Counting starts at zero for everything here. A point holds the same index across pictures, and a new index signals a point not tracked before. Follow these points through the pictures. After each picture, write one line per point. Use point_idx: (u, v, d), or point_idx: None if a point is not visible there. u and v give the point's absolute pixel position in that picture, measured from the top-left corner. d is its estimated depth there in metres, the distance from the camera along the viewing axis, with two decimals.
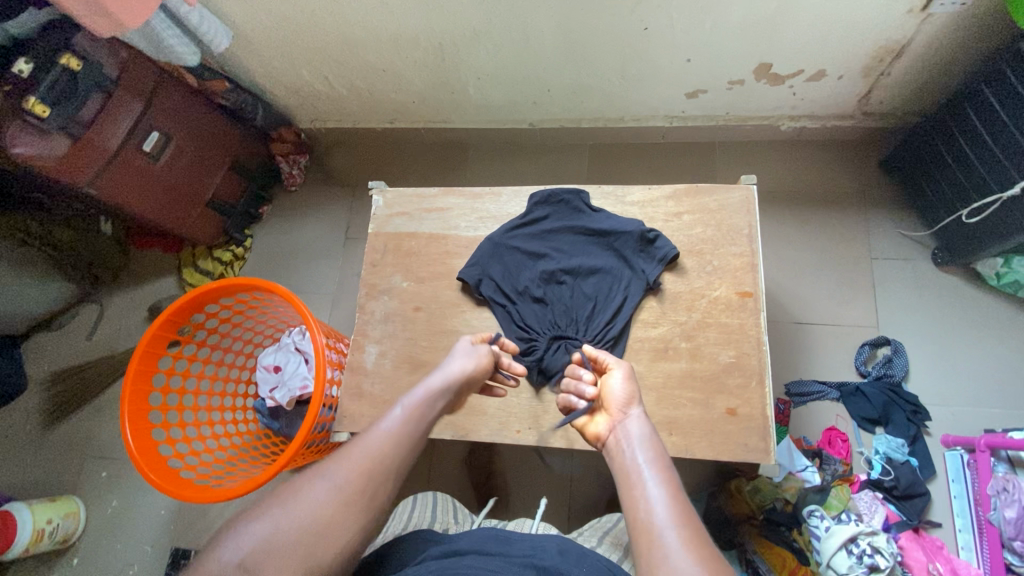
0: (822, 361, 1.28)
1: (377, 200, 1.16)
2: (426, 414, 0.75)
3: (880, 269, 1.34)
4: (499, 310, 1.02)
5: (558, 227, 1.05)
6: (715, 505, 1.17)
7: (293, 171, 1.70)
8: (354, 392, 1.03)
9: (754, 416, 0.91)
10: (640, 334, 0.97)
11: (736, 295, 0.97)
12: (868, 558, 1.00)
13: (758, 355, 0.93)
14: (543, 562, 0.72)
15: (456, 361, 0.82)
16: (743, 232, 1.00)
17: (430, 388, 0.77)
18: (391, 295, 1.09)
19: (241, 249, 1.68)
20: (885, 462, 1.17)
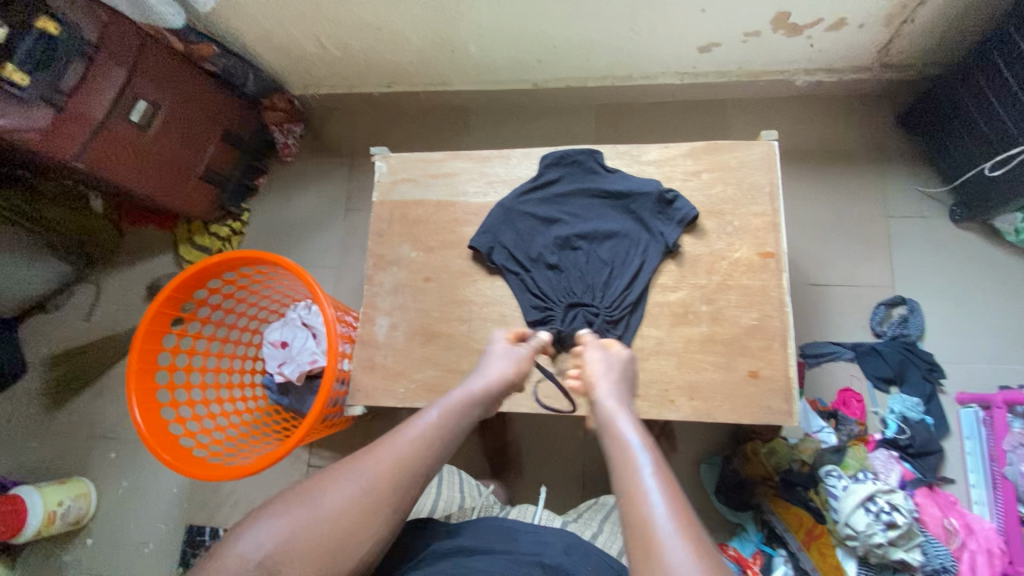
0: (837, 323, 1.27)
1: (380, 167, 1.11)
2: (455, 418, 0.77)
3: (896, 228, 1.31)
4: (513, 278, 0.99)
5: (572, 190, 1.01)
6: (730, 469, 1.18)
7: (288, 141, 1.63)
8: (367, 365, 1.01)
9: (776, 378, 0.89)
10: (659, 299, 0.95)
11: (758, 255, 0.94)
12: (886, 515, 1.00)
13: (780, 316, 0.91)
14: (550, 560, 0.80)
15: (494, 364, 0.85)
16: (764, 190, 0.97)
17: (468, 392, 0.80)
18: (400, 265, 1.05)
19: (239, 223, 1.63)
20: (901, 421, 1.17)
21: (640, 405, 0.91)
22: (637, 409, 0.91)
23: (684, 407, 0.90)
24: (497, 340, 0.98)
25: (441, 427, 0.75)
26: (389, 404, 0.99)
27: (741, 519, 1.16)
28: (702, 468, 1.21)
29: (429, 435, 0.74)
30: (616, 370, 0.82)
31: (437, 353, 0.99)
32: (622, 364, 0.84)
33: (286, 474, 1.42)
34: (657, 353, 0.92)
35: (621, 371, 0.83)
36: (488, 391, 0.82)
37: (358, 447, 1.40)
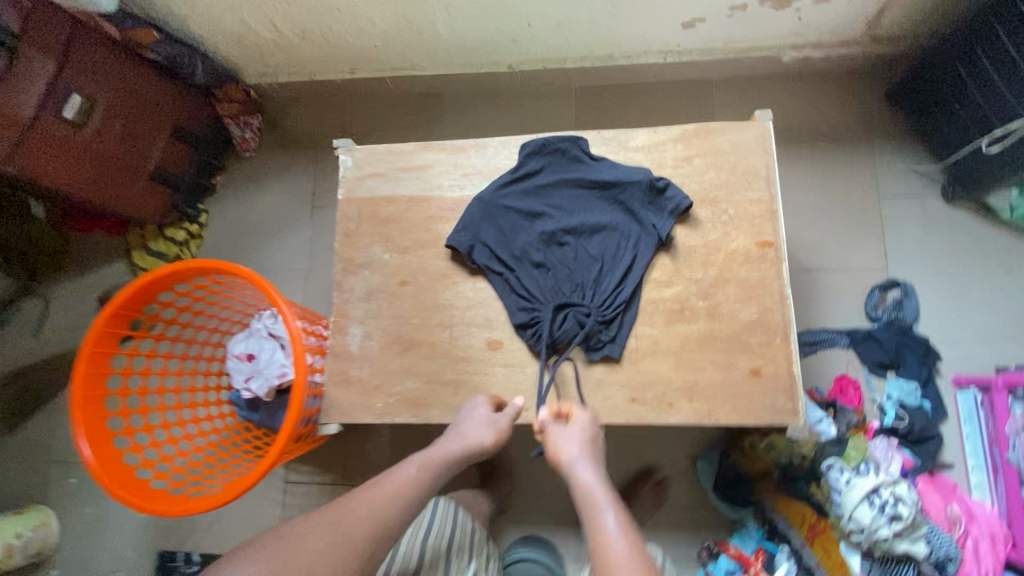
0: (832, 308, 1.23)
1: (345, 161, 1.02)
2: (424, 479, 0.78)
3: (887, 208, 1.27)
4: (496, 279, 0.92)
5: (556, 180, 0.94)
6: (729, 465, 1.14)
7: (246, 135, 1.53)
8: (341, 380, 0.93)
9: (780, 375, 0.84)
10: (654, 296, 0.88)
11: (756, 245, 0.88)
12: (891, 508, 0.96)
13: (781, 309, 0.86)
14: None
15: (463, 422, 0.82)
16: (759, 174, 0.91)
17: (443, 454, 0.80)
18: (372, 269, 0.96)
19: (196, 226, 1.51)
20: (899, 408, 1.14)
21: (638, 410, 0.85)
22: (634, 415, 0.85)
23: (684, 411, 0.84)
24: (481, 347, 0.91)
25: (417, 487, 0.76)
26: (368, 421, 0.91)
27: (741, 515, 1.13)
28: (699, 465, 1.17)
29: (409, 487, 0.76)
30: (584, 447, 0.76)
31: (416, 363, 0.92)
32: (590, 435, 0.78)
33: (262, 493, 1.34)
34: (653, 354, 0.86)
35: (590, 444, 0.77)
36: (460, 453, 0.80)
37: (338, 460, 1.32)
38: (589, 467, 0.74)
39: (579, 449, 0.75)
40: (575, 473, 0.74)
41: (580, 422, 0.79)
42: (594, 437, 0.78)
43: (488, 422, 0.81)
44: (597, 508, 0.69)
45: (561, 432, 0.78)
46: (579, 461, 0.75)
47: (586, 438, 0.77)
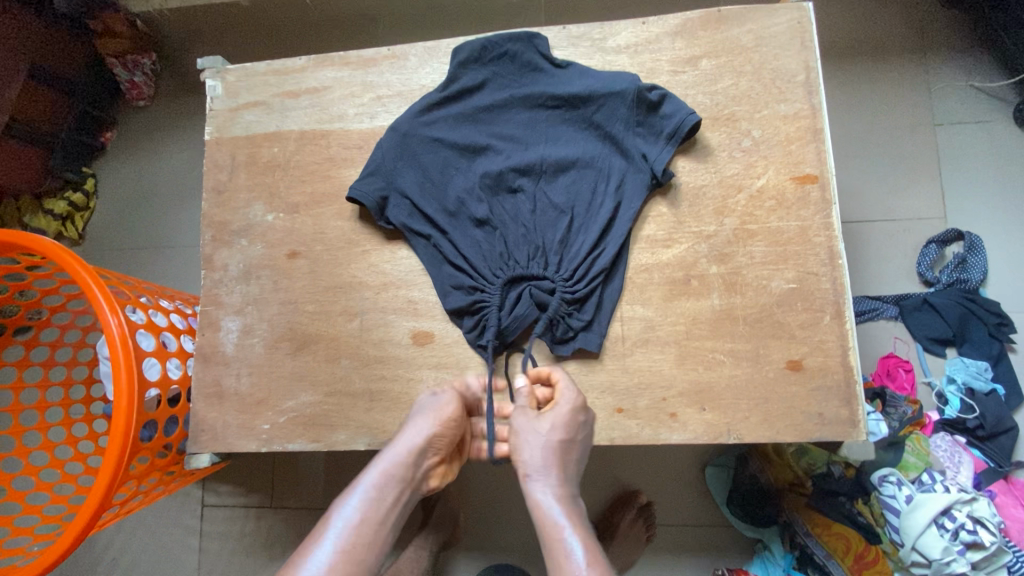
0: (876, 271, 0.96)
1: (214, 86, 0.72)
2: (377, 516, 0.52)
3: (946, 139, 0.99)
4: (421, 244, 0.65)
5: (503, 99, 0.65)
6: (747, 474, 0.88)
7: (135, 78, 1.10)
8: (213, 394, 0.66)
9: (830, 370, 0.58)
10: (646, 261, 0.61)
11: (792, 181, 0.61)
12: (967, 534, 0.73)
13: (831, 274, 0.59)
14: None
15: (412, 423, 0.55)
16: (797, 79, 0.62)
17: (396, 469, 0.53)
18: (251, 237, 0.69)
19: (81, 194, 1.12)
20: (965, 396, 0.87)
21: (625, 425, 0.59)
22: (621, 432, 0.59)
23: (692, 425, 0.58)
24: (403, 342, 0.64)
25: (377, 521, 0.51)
26: (249, 450, 0.65)
27: (763, 536, 0.87)
28: (710, 473, 0.91)
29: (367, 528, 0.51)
30: (556, 452, 0.54)
31: (314, 367, 0.65)
32: (568, 435, 0.55)
33: (159, 533, 1.03)
34: (646, 344, 0.60)
35: (567, 448, 0.55)
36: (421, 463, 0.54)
37: (263, 477, 1.02)
38: (554, 477, 0.54)
39: (544, 458, 0.54)
40: (540, 494, 0.54)
41: (561, 409, 0.55)
42: (581, 434, 0.56)
43: (434, 413, 0.55)
44: (559, 548, 0.51)
45: (527, 426, 0.55)
46: (543, 476, 0.54)
47: (559, 439, 0.54)
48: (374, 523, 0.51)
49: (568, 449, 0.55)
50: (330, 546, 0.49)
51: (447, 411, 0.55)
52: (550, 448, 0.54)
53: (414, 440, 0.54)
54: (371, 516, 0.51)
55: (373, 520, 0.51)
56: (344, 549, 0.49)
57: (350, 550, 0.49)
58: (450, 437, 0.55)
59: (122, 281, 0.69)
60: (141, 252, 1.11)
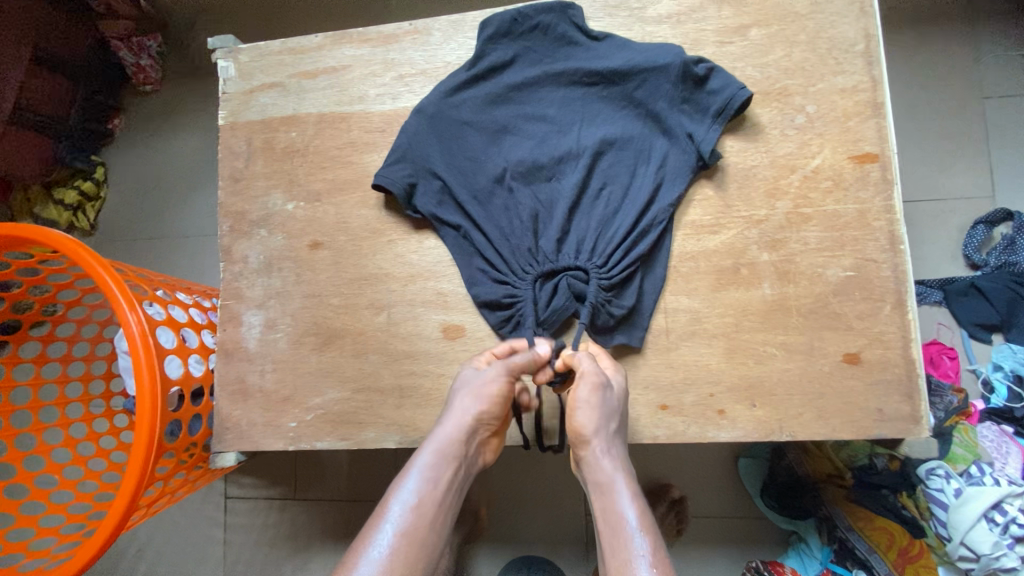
0: (921, 254, 0.91)
1: (226, 67, 0.68)
2: (430, 495, 0.48)
3: (996, 111, 0.93)
4: (451, 234, 0.61)
5: (535, 75, 0.61)
6: (783, 466, 0.85)
7: (141, 61, 1.07)
8: (237, 391, 0.64)
9: (890, 364, 0.54)
10: (691, 248, 0.58)
11: (850, 161, 0.56)
12: (1018, 528, 0.71)
13: (892, 261, 0.55)
14: None
15: (459, 404, 0.52)
16: (855, 49, 0.57)
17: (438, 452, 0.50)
18: (270, 227, 0.66)
19: (91, 183, 1.08)
20: (1013, 384, 0.83)
21: (670, 423, 0.56)
22: (664, 430, 0.56)
23: (741, 422, 0.55)
24: (433, 336, 0.61)
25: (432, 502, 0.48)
26: (276, 448, 0.63)
27: (798, 528, 0.84)
28: (743, 465, 0.88)
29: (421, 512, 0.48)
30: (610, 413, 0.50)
31: (340, 363, 0.62)
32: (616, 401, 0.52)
33: (182, 527, 1.02)
34: (692, 337, 0.57)
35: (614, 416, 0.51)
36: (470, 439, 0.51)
37: (286, 468, 1.01)
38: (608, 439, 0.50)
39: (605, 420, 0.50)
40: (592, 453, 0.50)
41: (583, 396, 0.50)
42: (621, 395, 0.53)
43: (479, 388, 0.52)
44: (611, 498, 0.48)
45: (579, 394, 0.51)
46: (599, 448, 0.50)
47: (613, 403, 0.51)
48: (430, 506, 0.48)
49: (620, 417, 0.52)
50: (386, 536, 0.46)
51: (491, 386, 0.52)
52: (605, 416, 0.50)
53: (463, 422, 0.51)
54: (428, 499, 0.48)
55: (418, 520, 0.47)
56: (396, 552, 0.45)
57: (412, 534, 0.46)
58: (497, 412, 0.52)
59: (136, 274, 0.66)
60: (155, 243, 1.08)
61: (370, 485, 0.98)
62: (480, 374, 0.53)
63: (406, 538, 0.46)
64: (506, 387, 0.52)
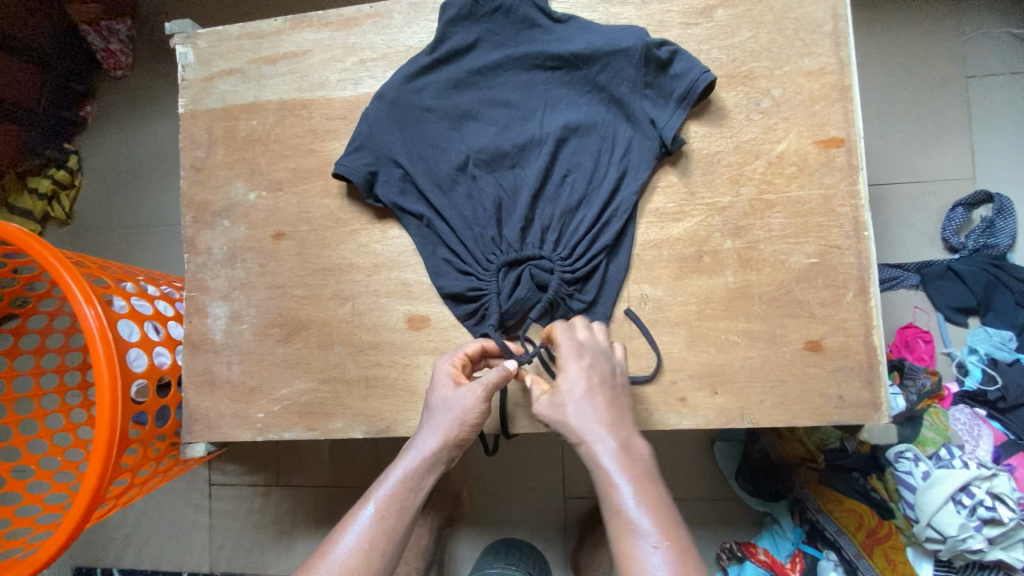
0: (901, 237, 0.90)
1: (185, 54, 0.66)
2: (409, 502, 0.49)
3: (977, 91, 0.91)
4: (414, 224, 0.60)
5: (498, 60, 0.60)
6: (757, 449, 0.85)
7: (111, 46, 1.04)
8: (205, 382, 0.64)
9: (851, 351, 0.54)
10: (655, 237, 0.57)
11: (816, 146, 0.55)
12: (985, 510, 0.71)
13: (856, 247, 0.54)
14: None
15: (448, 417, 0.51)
16: (823, 29, 0.56)
17: (425, 454, 0.50)
18: (233, 217, 0.65)
19: (65, 172, 1.07)
20: (987, 366, 0.83)
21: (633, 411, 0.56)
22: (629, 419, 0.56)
23: (703, 410, 0.55)
24: (398, 326, 0.61)
25: (411, 494, 0.49)
26: (245, 438, 0.63)
27: (772, 510, 0.84)
28: (717, 447, 0.88)
29: (400, 499, 0.49)
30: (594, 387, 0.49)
31: (306, 354, 0.62)
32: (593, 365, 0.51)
33: (168, 514, 1.04)
34: (654, 325, 0.56)
35: (604, 388, 0.50)
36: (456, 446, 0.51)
37: (268, 456, 1.01)
38: (591, 410, 0.48)
39: (586, 389, 0.49)
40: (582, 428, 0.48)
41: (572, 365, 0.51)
42: (598, 376, 0.50)
43: (460, 404, 0.51)
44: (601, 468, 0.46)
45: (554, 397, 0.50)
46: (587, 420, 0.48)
47: (595, 369, 0.51)
48: (411, 506, 0.49)
49: (608, 399, 0.50)
50: (362, 524, 0.47)
51: (472, 413, 0.51)
52: (579, 412, 0.48)
53: (448, 430, 0.51)
54: (409, 500, 0.49)
55: (404, 502, 0.49)
56: (372, 534, 0.47)
57: (387, 524, 0.48)
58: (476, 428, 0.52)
59: (99, 266, 0.65)
60: (132, 232, 1.07)
61: (351, 473, 0.98)
62: (460, 397, 0.52)
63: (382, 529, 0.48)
64: (484, 412, 0.52)
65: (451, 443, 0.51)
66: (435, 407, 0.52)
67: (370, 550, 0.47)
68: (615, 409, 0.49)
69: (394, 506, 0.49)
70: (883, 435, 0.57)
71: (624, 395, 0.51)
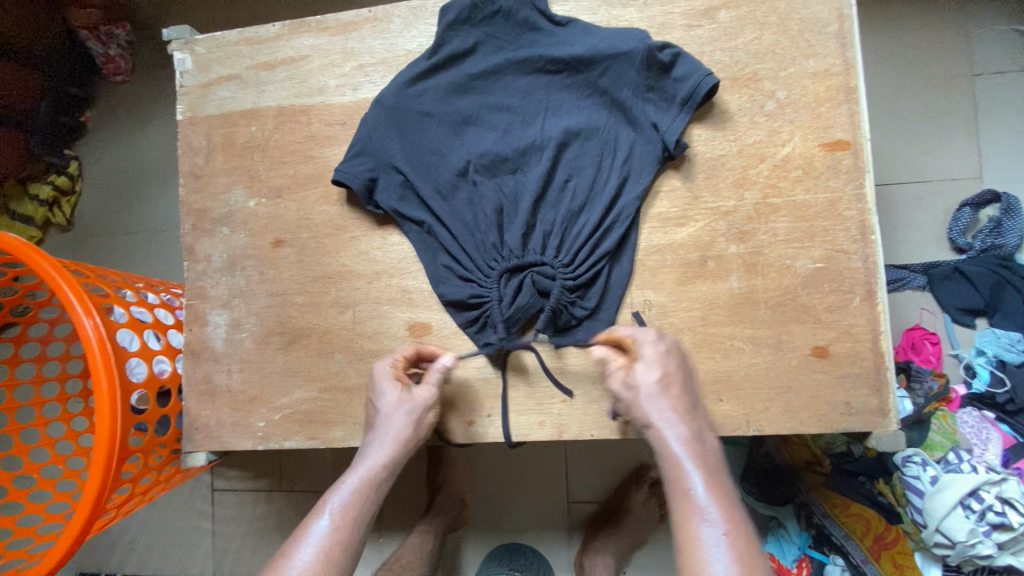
0: (907, 238, 0.89)
1: (183, 60, 0.66)
2: (365, 509, 0.51)
3: (984, 90, 0.90)
4: (414, 230, 0.60)
5: (498, 64, 0.59)
6: (762, 454, 0.84)
7: (110, 51, 1.04)
8: (205, 391, 0.64)
9: (859, 357, 0.53)
10: (658, 242, 0.56)
11: (821, 149, 0.55)
12: (995, 515, 0.70)
13: (862, 252, 0.54)
14: None
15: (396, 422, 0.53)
16: (828, 30, 0.55)
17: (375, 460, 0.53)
18: (233, 225, 0.64)
19: (65, 178, 1.07)
20: (995, 369, 0.82)
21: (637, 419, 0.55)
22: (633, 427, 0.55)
23: (708, 417, 0.55)
24: (399, 334, 0.60)
25: (366, 502, 0.52)
26: (246, 447, 0.63)
27: (779, 515, 0.83)
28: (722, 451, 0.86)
29: (355, 509, 0.51)
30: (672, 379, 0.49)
31: (306, 363, 0.62)
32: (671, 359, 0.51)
33: (171, 520, 1.03)
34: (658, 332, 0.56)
35: (681, 381, 0.50)
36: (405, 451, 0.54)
37: (271, 462, 1.01)
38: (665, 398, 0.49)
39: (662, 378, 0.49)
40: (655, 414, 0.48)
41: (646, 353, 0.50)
42: (673, 365, 0.50)
43: (407, 408, 0.54)
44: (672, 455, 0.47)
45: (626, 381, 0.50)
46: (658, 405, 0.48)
47: (672, 363, 0.50)
48: (365, 513, 0.51)
49: (679, 389, 0.50)
50: (318, 535, 0.49)
51: (426, 413, 0.55)
52: (651, 398, 0.49)
53: (396, 435, 0.53)
54: (363, 506, 0.51)
55: (361, 509, 0.51)
56: (331, 544, 0.49)
57: (343, 533, 0.50)
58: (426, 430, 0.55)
59: (98, 275, 0.65)
60: (133, 237, 1.07)
61: None
62: (408, 401, 0.54)
63: (340, 538, 0.49)
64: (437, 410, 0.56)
65: (400, 447, 0.54)
66: (381, 417, 0.54)
67: (328, 559, 0.48)
68: (687, 401, 0.49)
69: (350, 514, 0.51)
70: (890, 441, 0.57)
71: (695, 388, 0.51)
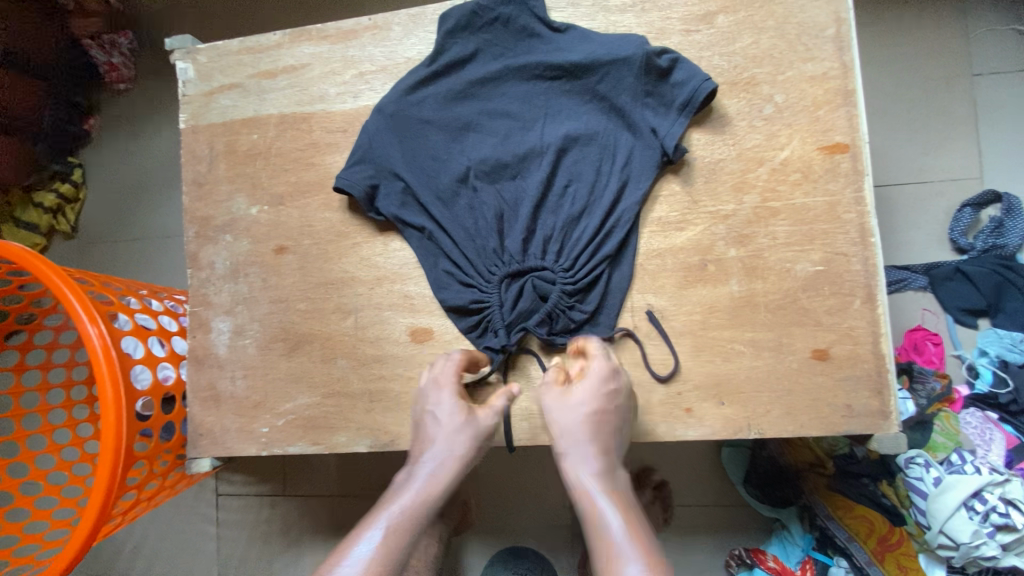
0: (908, 238, 0.89)
1: (185, 69, 0.67)
2: (416, 524, 0.50)
3: (984, 90, 0.90)
4: (415, 236, 0.60)
5: (497, 70, 0.59)
6: (766, 456, 0.84)
7: (113, 59, 1.05)
8: (209, 397, 0.64)
9: (860, 359, 0.53)
10: (658, 246, 0.56)
11: (820, 152, 0.55)
12: (998, 517, 0.70)
13: (862, 254, 0.54)
14: None
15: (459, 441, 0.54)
16: (826, 33, 0.55)
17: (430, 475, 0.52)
18: (235, 232, 0.65)
19: (69, 186, 1.07)
20: (998, 369, 0.82)
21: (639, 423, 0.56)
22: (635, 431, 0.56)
23: (709, 420, 0.55)
24: (401, 339, 0.60)
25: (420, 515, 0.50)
26: (250, 453, 0.63)
27: (782, 516, 0.82)
28: (725, 453, 0.86)
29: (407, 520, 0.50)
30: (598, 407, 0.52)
31: (309, 368, 0.62)
32: (610, 384, 0.53)
33: (176, 526, 1.04)
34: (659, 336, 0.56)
35: (613, 410, 0.52)
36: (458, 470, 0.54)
37: (274, 466, 1.01)
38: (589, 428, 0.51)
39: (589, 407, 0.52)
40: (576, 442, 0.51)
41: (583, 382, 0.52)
42: (611, 402, 0.52)
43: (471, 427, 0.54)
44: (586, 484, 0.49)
45: (556, 404, 0.52)
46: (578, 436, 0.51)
47: (607, 389, 0.52)
48: (416, 526, 0.50)
49: (610, 419, 0.52)
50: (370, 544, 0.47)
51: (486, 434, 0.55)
52: (576, 427, 0.51)
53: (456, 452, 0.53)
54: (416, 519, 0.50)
55: (413, 522, 0.50)
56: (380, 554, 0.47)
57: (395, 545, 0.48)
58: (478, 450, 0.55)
59: (102, 282, 0.65)
60: (136, 244, 1.07)
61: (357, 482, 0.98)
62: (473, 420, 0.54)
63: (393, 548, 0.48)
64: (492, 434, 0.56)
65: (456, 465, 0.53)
66: (442, 431, 0.54)
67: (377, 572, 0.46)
68: (612, 428, 0.52)
69: (403, 527, 0.49)
70: (892, 442, 0.57)
71: (626, 417, 0.54)
